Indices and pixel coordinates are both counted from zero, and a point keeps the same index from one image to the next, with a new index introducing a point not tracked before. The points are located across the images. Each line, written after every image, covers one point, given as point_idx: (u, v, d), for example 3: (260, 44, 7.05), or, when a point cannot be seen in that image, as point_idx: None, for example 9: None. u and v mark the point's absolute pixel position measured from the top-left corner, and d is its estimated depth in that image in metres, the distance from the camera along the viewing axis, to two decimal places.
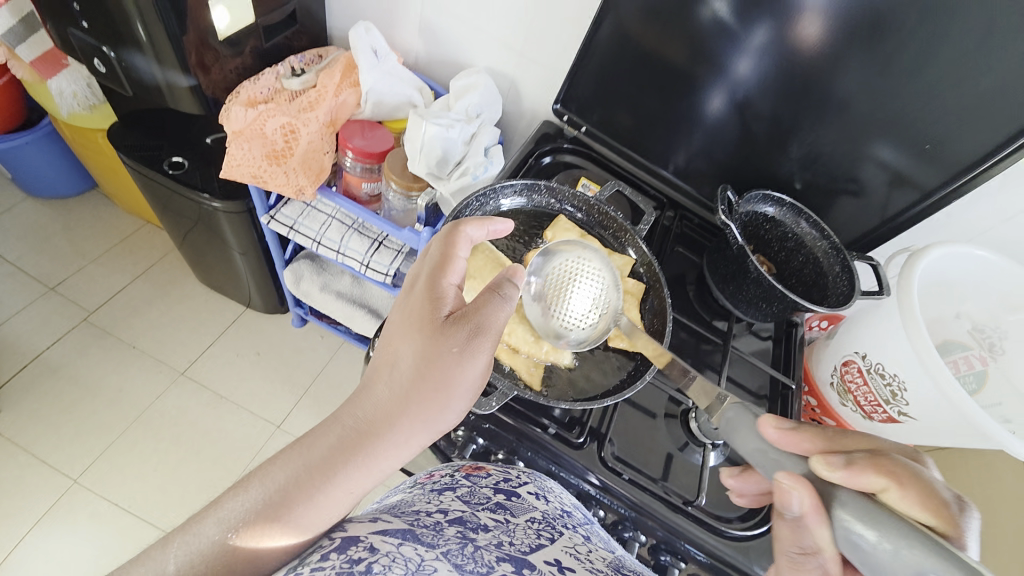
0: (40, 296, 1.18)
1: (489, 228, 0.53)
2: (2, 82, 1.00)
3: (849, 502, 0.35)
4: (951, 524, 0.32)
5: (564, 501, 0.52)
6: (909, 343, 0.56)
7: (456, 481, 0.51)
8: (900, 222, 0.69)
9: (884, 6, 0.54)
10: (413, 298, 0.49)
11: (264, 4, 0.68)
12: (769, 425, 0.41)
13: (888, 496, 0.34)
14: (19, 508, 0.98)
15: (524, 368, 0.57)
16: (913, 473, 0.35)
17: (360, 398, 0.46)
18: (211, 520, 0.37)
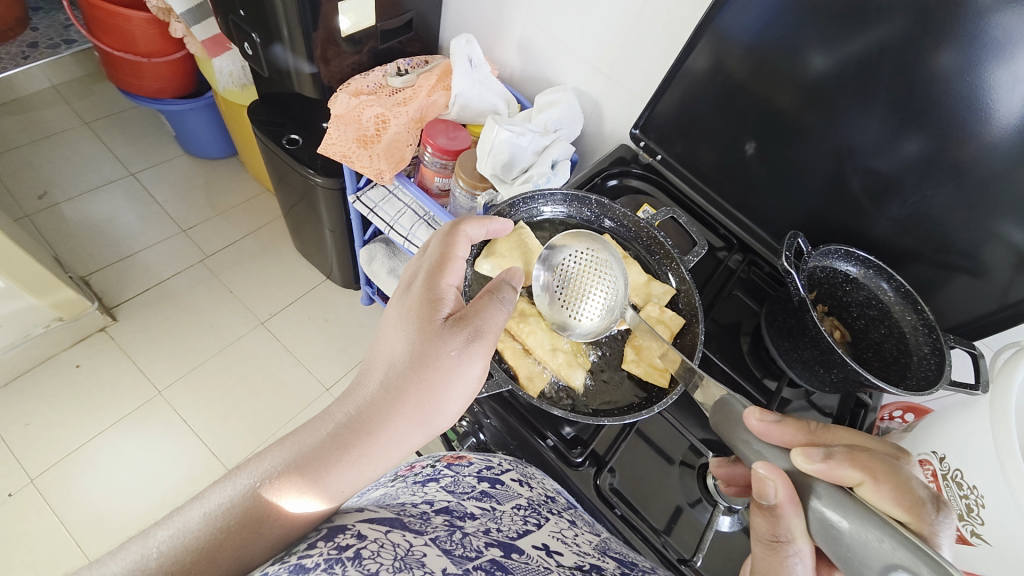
0: (174, 235, 1.41)
1: (488, 228, 0.57)
2: (181, 55, 1.24)
3: (826, 493, 0.39)
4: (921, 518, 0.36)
5: (547, 486, 0.52)
6: (994, 451, 0.47)
7: (439, 472, 0.51)
8: (1022, 312, 0.57)
9: None
10: (413, 297, 0.50)
11: (384, 11, 0.78)
12: (752, 415, 0.43)
13: (867, 491, 0.38)
14: (114, 404, 1.16)
15: (525, 372, 0.58)
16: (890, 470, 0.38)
17: (353, 394, 0.46)
18: (198, 509, 0.35)
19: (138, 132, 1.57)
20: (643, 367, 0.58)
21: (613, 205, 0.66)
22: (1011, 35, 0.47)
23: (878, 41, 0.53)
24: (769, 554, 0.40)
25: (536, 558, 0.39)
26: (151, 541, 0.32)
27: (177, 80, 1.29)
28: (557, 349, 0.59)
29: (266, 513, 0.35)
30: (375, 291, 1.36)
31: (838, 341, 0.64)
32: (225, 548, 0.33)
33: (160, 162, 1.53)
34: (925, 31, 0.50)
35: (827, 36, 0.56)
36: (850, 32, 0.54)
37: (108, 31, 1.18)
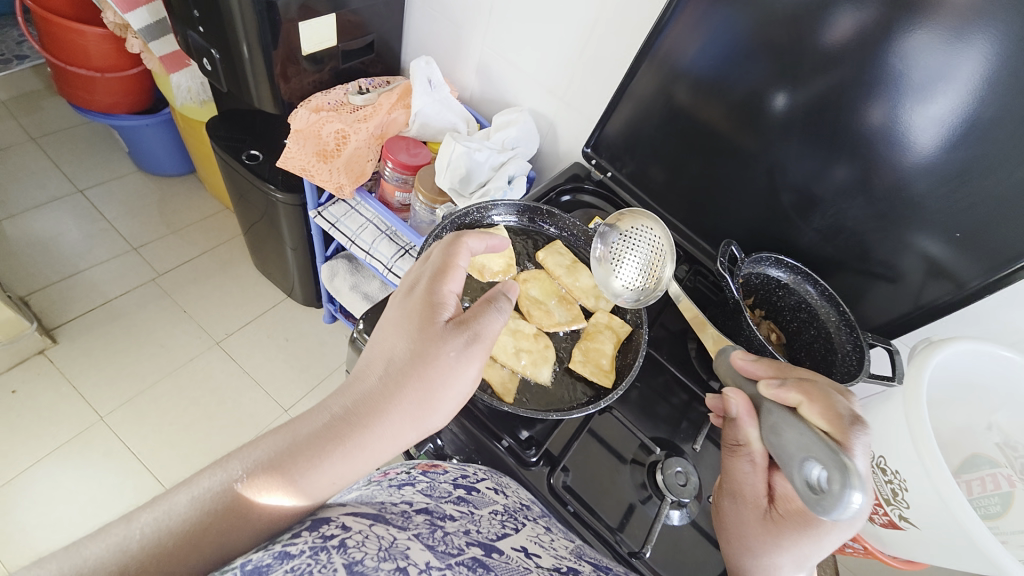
0: (124, 253, 1.36)
1: (489, 242, 0.54)
2: (137, 70, 1.22)
3: (772, 410, 0.47)
4: (843, 434, 0.42)
5: (521, 495, 0.52)
6: (911, 439, 0.51)
7: (414, 477, 0.50)
8: (931, 312, 0.64)
9: (918, 85, 0.54)
10: (413, 301, 0.49)
11: (346, 33, 0.82)
12: (737, 357, 0.54)
13: (803, 411, 0.45)
14: (49, 431, 1.09)
15: (499, 380, 0.60)
16: (826, 397, 0.45)
17: (349, 389, 0.45)
18: (185, 495, 0.36)
19: (88, 148, 1.52)
20: (590, 368, 0.62)
21: (564, 215, 0.71)
22: (924, 74, 0.53)
23: (793, 72, 0.60)
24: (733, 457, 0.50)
25: (515, 559, 0.39)
26: (133, 524, 0.33)
27: (133, 95, 1.26)
28: (519, 351, 0.63)
29: (253, 502, 0.35)
30: (337, 309, 1.35)
31: (775, 342, 0.69)
32: (207, 535, 0.34)
33: (110, 178, 1.48)
34: (833, 66, 0.57)
35: (751, 64, 0.62)
36: (772, 61, 0.61)
37: (59, 44, 1.15)
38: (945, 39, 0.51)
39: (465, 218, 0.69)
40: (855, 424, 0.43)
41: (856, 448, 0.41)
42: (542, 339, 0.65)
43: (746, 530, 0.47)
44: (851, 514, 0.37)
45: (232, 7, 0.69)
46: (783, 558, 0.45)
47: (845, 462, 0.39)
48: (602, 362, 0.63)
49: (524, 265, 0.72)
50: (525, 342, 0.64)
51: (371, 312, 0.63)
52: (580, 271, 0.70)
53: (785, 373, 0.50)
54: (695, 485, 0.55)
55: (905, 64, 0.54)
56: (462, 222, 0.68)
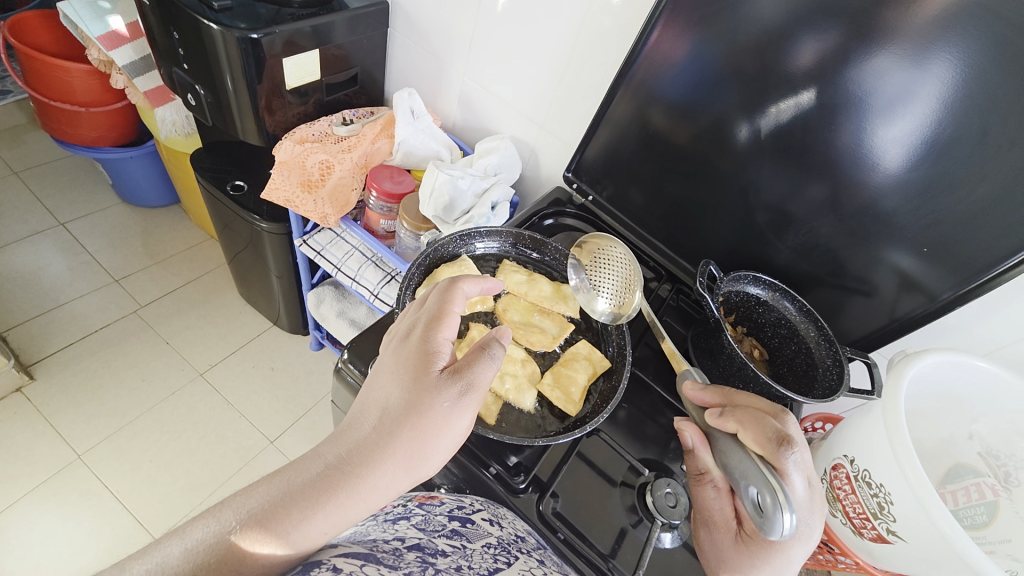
0: (106, 285, 1.34)
1: (482, 287, 0.55)
2: (122, 104, 1.23)
3: (718, 439, 0.50)
4: (776, 455, 0.45)
5: (518, 526, 0.51)
6: (892, 452, 0.52)
7: (410, 510, 0.50)
8: (906, 324, 0.65)
9: (878, 112, 0.57)
10: (408, 349, 0.49)
11: (330, 67, 0.84)
12: (689, 388, 0.56)
13: (741, 436, 0.48)
14: (22, 473, 1.04)
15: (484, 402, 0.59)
16: (760, 420, 0.48)
17: (344, 436, 0.45)
18: (177, 546, 0.35)
19: (70, 181, 1.51)
20: (559, 393, 0.61)
21: (544, 239, 0.72)
22: (888, 96, 0.56)
23: (761, 97, 0.63)
24: (699, 485, 0.53)
25: None
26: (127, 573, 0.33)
27: (117, 129, 1.27)
28: (505, 375, 0.62)
29: (243, 555, 0.36)
30: (324, 335, 1.33)
31: (757, 358, 0.70)
32: None
33: (93, 211, 1.47)
34: (798, 92, 0.60)
35: (721, 93, 0.65)
36: (740, 90, 0.64)
37: (41, 80, 1.15)
38: (903, 63, 0.54)
39: (447, 246, 0.70)
40: (787, 443, 0.45)
41: (789, 467, 0.44)
42: (529, 363, 0.65)
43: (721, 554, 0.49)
44: (787, 533, 0.41)
45: (217, 43, 0.71)
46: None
47: (773, 483, 0.43)
48: (572, 390, 0.62)
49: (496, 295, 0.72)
50: (510, 366, 0.63)
51: (357, 341, 0.62)
52: (540, 280, 0.71)
53: (728, 399, 0.53)
54: (688, 505, 0.54)
55: (868, 86, 0.56)
56: (444, 251, 0.69)
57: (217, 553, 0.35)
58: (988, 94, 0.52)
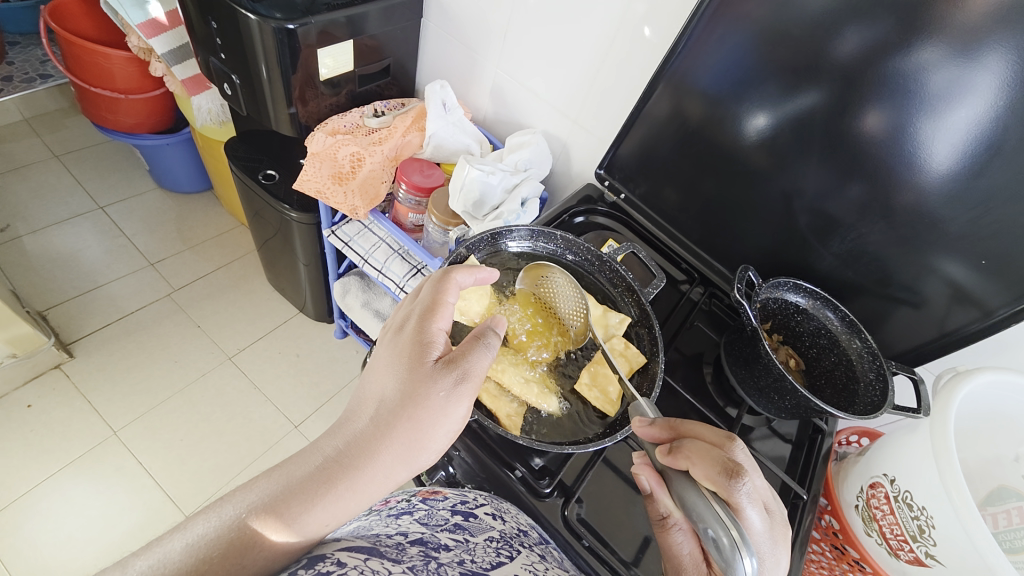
0: (141, 268, 1.38)
1: (477, 275, 0.55)
2: (160, 92, 1.25)
3: (672, 480, 0.44)
4: (728, 490, 0.40)
5: (521, 521, 0.53)
6: (937, 474, 0.49)
7: (414, 505, 0.53)
8: (955, 340, 0.62)
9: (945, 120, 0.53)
10: (403, 340, 0.50)
11: (363, 57, 0.84)
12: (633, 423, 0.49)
13: (692, 473, 0.43)
14: (62, 446, 1.09)
15: (505, 412, 0.55)
16: (707, 452, 0.43)
17: (342, 430, 0.47)
18: (178, 541, 0.37)
19: (110, 165, 1.56)
20: (596, 393, 0.58)
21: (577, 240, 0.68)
22: (938, 91, 0.52)
23: (807, 96, 0.59)
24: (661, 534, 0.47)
25: None
26: (129, 571, 0.34)
27: (153, 116, 1.30)
28: (529, 381, 0.58)
29: (253, 542, 0.37)
30: (348, 324, 1.35)
31: (793, 368, 0.67)
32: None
33: (130, 195, 1.51)
34: (848, 90, 0.57)
35: (757, 83, 0.62)
36: (783, 85, 0.61)
37: (85, 67, 1.17)
38: (969, 60, 0.50)
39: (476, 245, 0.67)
40: (736, 473, 0.41)
41: (742, 503, 0.40)
42: (541, 368, 0.60)
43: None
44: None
45: (255, 34, 0.71)
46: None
47: (725, 523, 0.39)
48: (610, 391, 0.58)
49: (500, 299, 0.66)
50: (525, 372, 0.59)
51: None
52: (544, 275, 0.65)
53: (676, 430, 0.46)
54: None
55: (921, 83, 0.53)
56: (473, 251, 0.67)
57: (226, 540, 0.37)
58: None
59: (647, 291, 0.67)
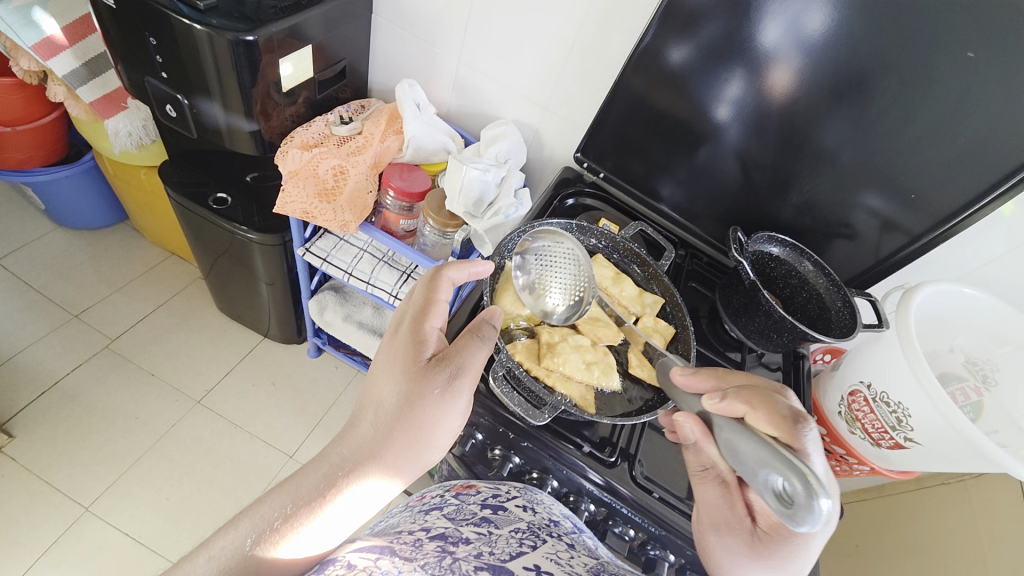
0: (64, 322, 1.21)
1: (471, 271, 0.57)
2: (52, 117, 1.09)
3: (725, 425, 0.48)
4: (793, 434, 0.45)
5: (552, 510, 0.55)
6: (911, 371, 0.61)
7: (445, 501, 0.55)
8: (891, 263, 0.75)
9: (867, 61, 0.61)
10: (399, 342, 0.52)
11: (321, 62, 0.80)
12: (678, 372, 0.55)
13: (751, 420, 0.47)
14: (26, 539, 0.96)
15: (577, 393, 0.61)
16: (769, 400, 0.47)
17: (347, 436, 0.49)
18: (202, 557, 0.38)
19: None
20: (649, 372, 0.63)
21: (592, 228, 0.73)
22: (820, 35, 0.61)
23: (762, 71, 0.66)
24: (703, 482, 0.54)
25: None
26: None
27: (45, 147, 1.12)
28: (589, 364, 0.63)
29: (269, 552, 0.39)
30: (324, 340, 1.29)
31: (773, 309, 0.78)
32: None
33: (25, 241, 1.30)
34: (794, 60, 0.64)
35: (704, 52, 0.68)
36: (736, 60, 0.67)
37: None
38: (890, 29, 0.58)
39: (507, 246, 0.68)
40: (799, 420, 0.46)
41: (807, 446, 0.45)
42: (600, 347, 0.66)
43: (739, 561, 0.49)
44: (822, 522, 0.37)
45: (203, 46, 0.65)
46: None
47: (803, 469, 0.39)
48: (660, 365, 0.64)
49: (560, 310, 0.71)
50: (589, 354, 0.64)
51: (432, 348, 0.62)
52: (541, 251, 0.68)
53: (724, 383, 0.52)
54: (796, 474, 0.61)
55: (842, 45, 0.61)
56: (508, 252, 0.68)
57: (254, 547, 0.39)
58: (968, 56, 0.58)
59: (661, 262, 0.74)
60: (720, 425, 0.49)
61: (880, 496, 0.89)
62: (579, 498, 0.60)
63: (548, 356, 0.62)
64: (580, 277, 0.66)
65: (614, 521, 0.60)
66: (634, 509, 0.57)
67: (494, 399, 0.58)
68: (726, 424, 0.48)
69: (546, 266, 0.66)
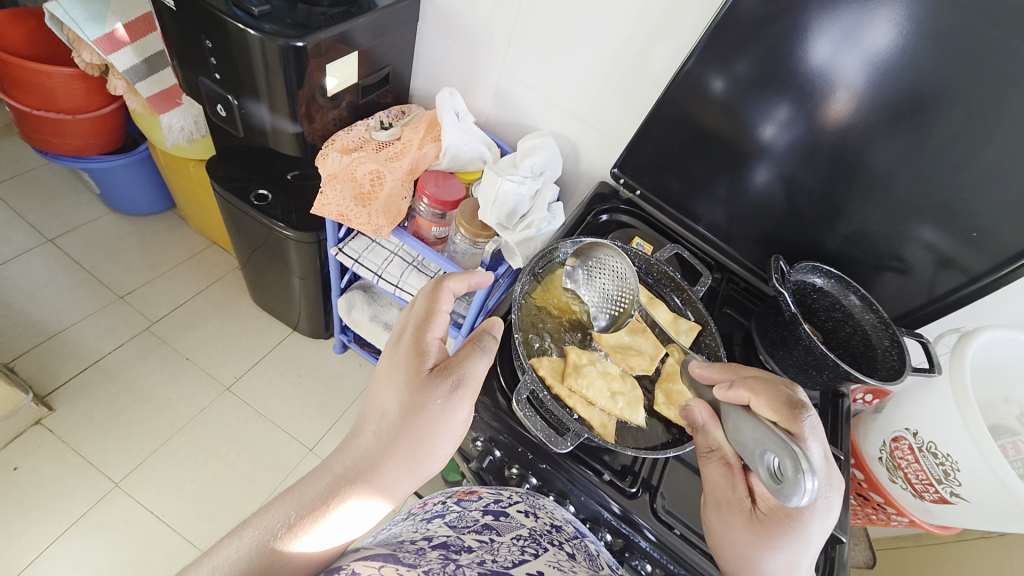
0: (110, 303, 1.27)
1: (469, 282, 0.58)
2: (110, 109, 1.14)
3: (730, 411, 0.49)
4: (794, 420, 0.45)
5: (555, 516, 0.54)
6: (962, 422, 0.56)
7: (448, 508, 0.54)
8: (947, 302, 0.70)
9: (934, 90, 0.58)
10: (400, 352, 0.52)
11: (366, 68, 0.81)
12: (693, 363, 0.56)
13: (754, 406, 0.48)
14: (61, 507, 1.01)
15: (598, 420, 0.59)
16: (773, 388, 0.47)
17: (350, 446, 0.49)
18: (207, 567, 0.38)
19: (53, 192, 1.41)
20: (675, 411, 0.61)
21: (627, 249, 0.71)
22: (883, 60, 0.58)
23: (816, 95, 0.63)
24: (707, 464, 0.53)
25: None
26: None
27: (103, 135, 1.18)
28: (614, 393, 0.61)
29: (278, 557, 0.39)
30: (350, 337, 1.31)
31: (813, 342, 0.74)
32: None
33: (81, 223, 1.38)
34: (852, 85, 0.61)
35: (754, 73, 0.65)
36: (788, 82, 0.64)
37: (23, 87, 1.05)
38: (962, 57, 0.55)
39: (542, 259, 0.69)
40: (800, 407, 0.45)
41: (806, 432, 0.44)
42: (629, 379, 0.64)
43: (737, 539, 0.48)
44: (808, 499, 0.40)
45: (255, 49, 0.67)
46: (780, 557, 0.47)
47: (795, 450, 0.41)
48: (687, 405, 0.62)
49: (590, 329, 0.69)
50: (615, 383, 0.62)
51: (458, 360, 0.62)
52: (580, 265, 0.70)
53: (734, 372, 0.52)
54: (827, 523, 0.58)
55: (906, 71, 0.58)
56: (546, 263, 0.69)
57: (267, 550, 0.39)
58: None
59: (696, 289, 0.72)
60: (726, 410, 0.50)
61: (918, 545, 0.83)
62: (596, 524, 0.59)
63: (572, 377, 0.60)
64: (624, 287, 0.68)
65: (630, 552, 0.58)
66: (653, 543, 0.55)
67: (516, 420, 0.58)
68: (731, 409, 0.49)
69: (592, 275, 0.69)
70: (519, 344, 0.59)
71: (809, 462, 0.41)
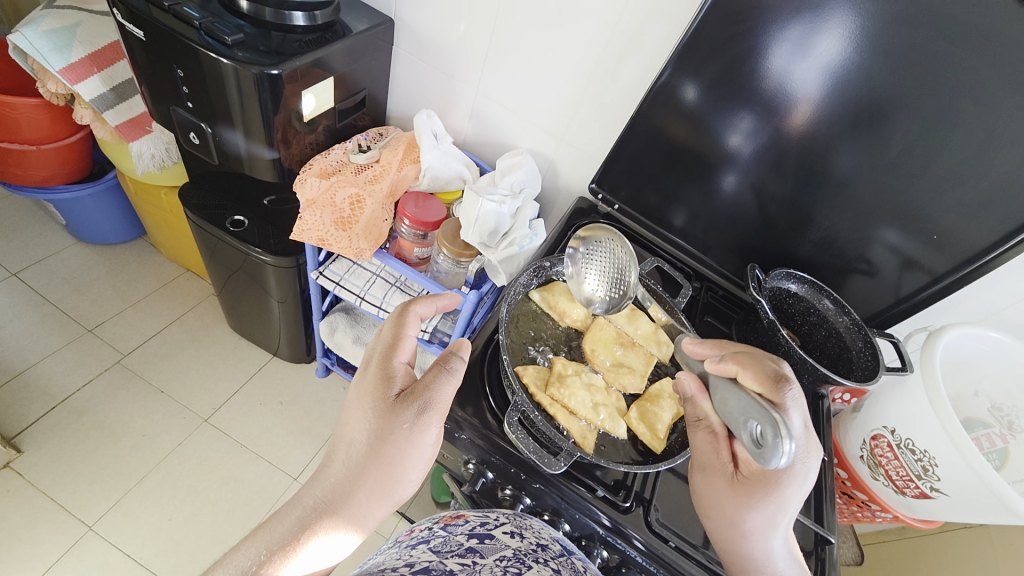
0: (78, 337, 1.22)
1: (437, 305, 0.57)
2: (76, 138, 1.11)
3: (719, 385, 0.52)
4: (775, 392, 0.46)
5: (541, 535, 0.54)
6: (937, 420, 0.58)
7: (433, 533, 0.53)
8: (913, 302, 0.73)
9: (889, 101, 0.61)
10: (368, 379, 0.50)
11: (342, 92, 0.81)
12: (688, 341, 0.59)
13: (741, 378, 0.50)
14: (29, 556, 0.96)
15: (578, 430, 0.60)
16: (760, 362, 0.50)
17: (320, 476, 0.48)
18: None
19: (15, 224, 1.36)
20: (644, 428, 0.61)
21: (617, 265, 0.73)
22: (839, 75, 0.61)
23: (781, 110, 0.66)
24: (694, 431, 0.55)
25: None
26: None
27: (69, 164, 1.15)
28: (597, 405, 0.63)
29: None
30: (333, 361, 1.29)
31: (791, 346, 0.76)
32: None
33: (45, 256, 1.33)
34: (813, 100, 0.64)
35: (721, 89, 0.68)
36: (753, 98, 0.67)
37: None
38: (912, 73, 0.58)
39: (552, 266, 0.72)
40: (784, 380, 0.47)
41: (788, 403, 0.45)
42: (612, 391, 0.65)
43: (719, 499, 0.51)
44: (785, 463, 0.42)
45: (229, 77, 0.67)
46: (759, 515, 0.48)
47: (776, 417, 0.43)
48: (659, 428, 0.61)
49: (573, 347, 0.70)
50: (599, 395, 0.64)
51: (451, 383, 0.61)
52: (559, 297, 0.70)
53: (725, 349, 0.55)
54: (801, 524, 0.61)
55: (862, 86, 0.61)
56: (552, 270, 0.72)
57: None
58: (993, 101, 0.57)
59: (678, 300, 0.73)
60: (716, 383, 0.53)
61: (899, 538, 0.85)
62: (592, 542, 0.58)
63: (555, 387, 0.62)
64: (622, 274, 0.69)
65: (626, 567, 0.58)
66: (648, 557, 0.55)
67: (507, 440, 0.58)
68: (722, 383, 0.51)
69: (592, 260, 0.70)
70: (506, 361, 0.59)
71: (788, 428, 0.43)
